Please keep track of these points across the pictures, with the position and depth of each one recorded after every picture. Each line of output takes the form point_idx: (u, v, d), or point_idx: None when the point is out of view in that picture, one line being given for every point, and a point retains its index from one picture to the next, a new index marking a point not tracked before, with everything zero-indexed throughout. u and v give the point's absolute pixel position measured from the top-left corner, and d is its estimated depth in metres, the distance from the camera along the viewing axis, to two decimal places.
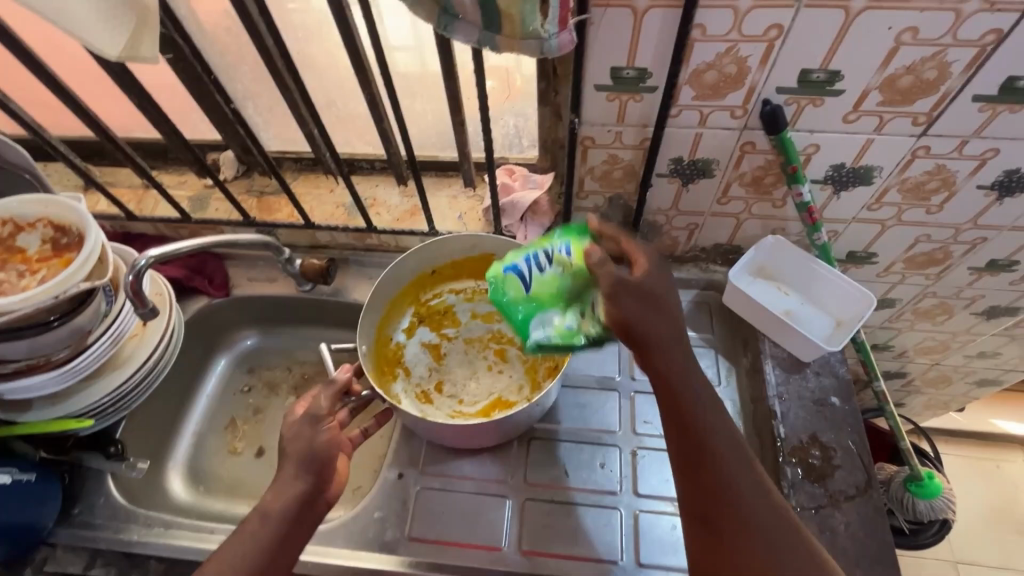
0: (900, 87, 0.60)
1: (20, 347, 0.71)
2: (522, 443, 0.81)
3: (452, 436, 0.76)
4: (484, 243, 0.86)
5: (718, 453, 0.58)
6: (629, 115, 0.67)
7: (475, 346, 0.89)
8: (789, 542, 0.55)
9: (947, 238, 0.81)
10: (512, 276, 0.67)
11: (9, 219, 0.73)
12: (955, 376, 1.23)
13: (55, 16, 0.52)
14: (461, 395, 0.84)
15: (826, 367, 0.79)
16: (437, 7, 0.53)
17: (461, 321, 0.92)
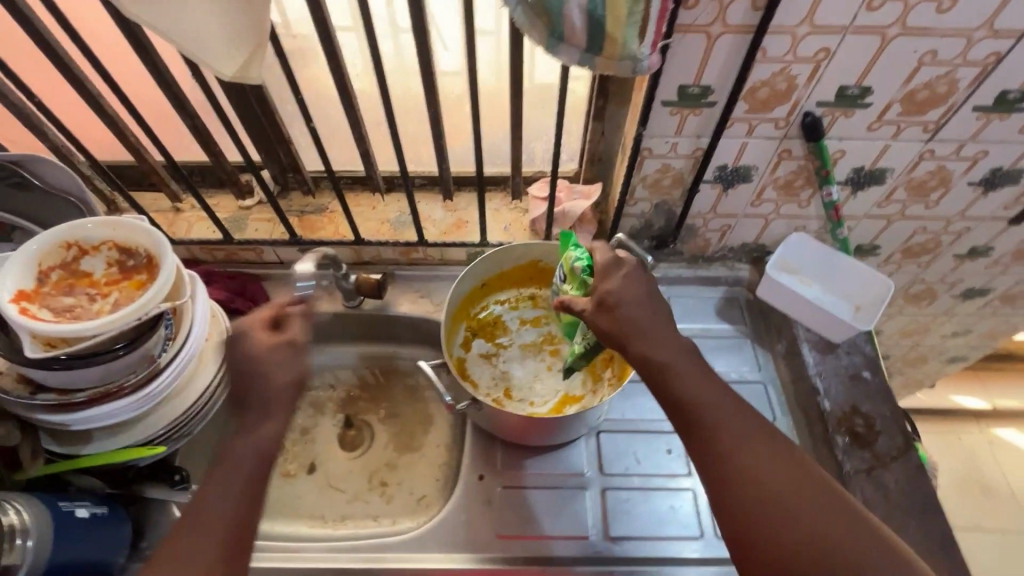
0: (917, 100, 0.71)
1: (92, 374, 0.68)
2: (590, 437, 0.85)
3: (533, 434, 0.79)
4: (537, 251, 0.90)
5: (724, 433, 0.59)
6: (687, 127, 0.75)
7: (532, 351, 0.93)
8: (813, 507, 0.55)
9: (939, 230, 0.94)
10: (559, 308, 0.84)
11: (73, 242, 0.71)
12: (931, 355, 1.38)
13: (189, 35, 0.54)
14: (531, 398, 0.88)
15: (854, 347, 0.89)
16: (546, 30, 0.58)
17: (511, 328, 0.95)
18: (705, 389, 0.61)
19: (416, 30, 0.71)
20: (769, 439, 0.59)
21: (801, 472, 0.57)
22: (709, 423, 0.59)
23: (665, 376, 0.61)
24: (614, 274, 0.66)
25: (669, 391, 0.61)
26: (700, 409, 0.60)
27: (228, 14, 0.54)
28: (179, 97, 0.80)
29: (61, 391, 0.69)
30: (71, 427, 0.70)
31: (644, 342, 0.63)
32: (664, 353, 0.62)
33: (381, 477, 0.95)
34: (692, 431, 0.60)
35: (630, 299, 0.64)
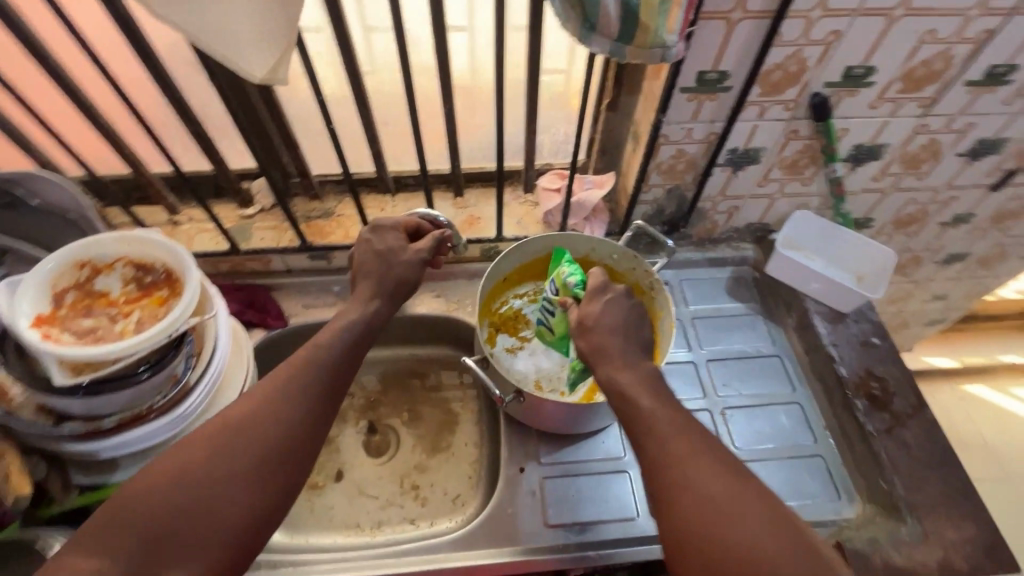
0: (916, 77, 0.75)
1: (121, 398, 0.65)
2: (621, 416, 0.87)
3: (573, 422, 0.80)
4: (556, 242, 0.90)
5: (676, 452, 0.55)
6: (703, 112, 0.78)
7: None
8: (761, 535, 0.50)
9: (928, 200, 0.99)
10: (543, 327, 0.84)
11: (86, 262, 0.68)
12: (912, 320, 1.47)
13: (219, 36, 0.52)
14: (562, 387, 0.86)
15: (861, 315, 0.93)
16: (580, 20, 0.59)
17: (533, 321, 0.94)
18: (662, 412, 0.58)
19: (436, 25, 0.70)
20: (729, 467, 0.55)
21: (760, 504, 0.52)
22: (663, 445, 0.56)
23: (625, 395, 0.60)
24: (597, 300, 0.67)
25: (628, 411, 0.59)
26: (654, 434, 0.57)
27: (260, 13, 0.52)
28: (182, 104, 0.77)
29: (88, 418, 0.65)
30: (101, 455, 0.67)
31: (614, 365, 0.62)
32: (628, 376, 0.61)
33: (413, 480, 0.93)
34: (646, 452, 0.57)
35: (603, 325, 0.65)
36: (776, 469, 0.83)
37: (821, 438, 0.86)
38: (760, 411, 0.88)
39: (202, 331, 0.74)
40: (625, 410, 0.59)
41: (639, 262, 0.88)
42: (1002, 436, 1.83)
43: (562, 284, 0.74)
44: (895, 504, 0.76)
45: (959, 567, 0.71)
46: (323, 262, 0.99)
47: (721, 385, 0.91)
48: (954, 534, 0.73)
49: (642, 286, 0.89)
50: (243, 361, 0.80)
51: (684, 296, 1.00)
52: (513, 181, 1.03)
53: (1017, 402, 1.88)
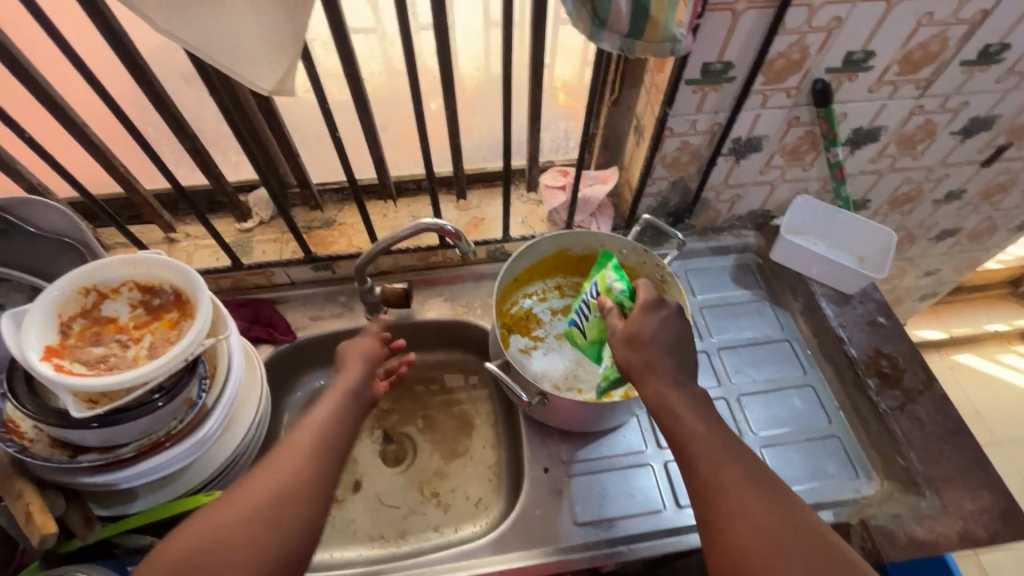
0: (913, 59, 0.76)
1: (138, 427, 0.63)
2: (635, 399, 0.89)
3: (595, 420, 0.80)
4: (564, 240, 0.90)
5: (728, 472, 0.57)
6: (707, 104, 0.78)
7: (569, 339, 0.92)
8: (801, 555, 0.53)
9: (923, 178, 1.01)
10: (575, 329, 0.82)
11: (90, 287, 0.65)
12: (905, 295, 1.50)
13: (225, 48, 0.50)
14: (579, 384, 0.86)
15: (866, 296, 0.95)
16: (589, 17, 0.59)
17: (544, 320, 0.94)
18: (710, 436, 0.60)
19: (439, 28, 0.69)
20: (776, 495, 0.57)
21: (804, 531, 0.55)
22: (712, 465, 0.58)
23: (675, 415, 0.61)
24: (653, 313, 0.67)
25: (677, 429, 0.61)
26: (707, 454, 0.59)
27: (266, 25, 0.50)
28: (178, 119, 0.75)
29: (105, 449, 0.64)
30: (120, 485, 0.65)
31: (662, 380, 0.63)
32: (679, 398, 0.62)
33: (434, 488, 0.92)
34: (695, 469, 0.59)
35: (654, 341, 0.65)
36: (794, 452, 0.84)
37: (835, 419, 0.87)
38: (775, 395, 0.90)
39: (214, 351, 0.72)
40: (674, 429, 0.61)
41: (649, 256, 0.88)
42: (990, 403, 1.89)
43: (604, 287, 0.73)
44: (913, 479, 0.78)
45: (980, 536, 0.73)
46: (328, 273, 0.97)
47: (735, 372, 0.92)
48: (972, 505, 0.75)
49: (652, 279, 0.90)
50: (256, 380, 0.78)
51: (691, 286, 1.00)
52: (515, 180, 1.02)
53: (1004, 368, 1.94)
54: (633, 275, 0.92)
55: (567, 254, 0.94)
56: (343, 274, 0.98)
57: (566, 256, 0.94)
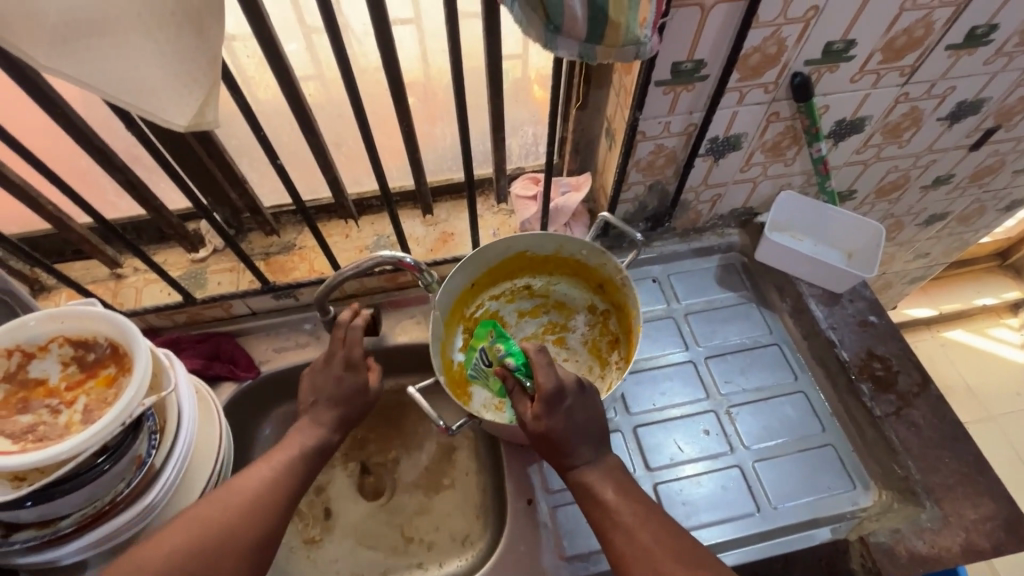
0: (896, 46, 0.71)
1: (77, 497, 0.58)
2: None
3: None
4: (519, 242, 0.82)
5: (638, 535, 0.58)
6: (680, 105, 0.72)
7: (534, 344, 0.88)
8: None
9: (910, 166, 0.97)
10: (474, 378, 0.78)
11: (14, 348, 0.60)
12: (896, 279, 1.47)
13: (117, 85, 0.43)
14: None
15: (856, 294, 0.91)
16: (542, 22, 0.52)
17: (511, 322, 0.90)
18: (620, 504, 0.60)
19: (382, 37, 0.62)
20: (690, 555, 0.57)
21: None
22: (625, 534, 0.58)
23: (585, 483, 0.62)
24: (559, 406, 0.61)
25: (592, 505, 0.61)
26: (618, 526, 0.59)
27: (166, 52, 0.43)
28: (103, 151, 0.68)
29: (42, 524, 0.59)
30: (64, 560, 0.60)
31: (576, 467, 0.63)
32: (593, 473, 0.63)
33: (415, 527, 0.88)
34: (610, 541, 0.59)
35: (569, 433, 0.62)
36: (788, 465, 0.81)
37: (830, 426, 0.84)
38: (765, 405, 0.86)
39: (163, 403, 0.67)
40: (588, 504, 0.62)
41: (608, 258, 0.82)
42: (984, 380, 1.87)
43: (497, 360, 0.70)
44: (912, 489, 0.75)
45: (983, 547, 0.71)
46: (290, 300, 0.91)
47: (723, 381, 0.88)
48: (973, 514, 0.73)
49: (616, 281, 0.84)
50: (214, 428, 0.73)
51: (675, 292, 0.96)
52: (484, 190, 0.96)
53: (995, 343, 1.91)
54: (597, 275, 0.86)
55: (528, 254, 0.86)
56: (308, 301, 0.92)
57: (527, 257, 0.87)
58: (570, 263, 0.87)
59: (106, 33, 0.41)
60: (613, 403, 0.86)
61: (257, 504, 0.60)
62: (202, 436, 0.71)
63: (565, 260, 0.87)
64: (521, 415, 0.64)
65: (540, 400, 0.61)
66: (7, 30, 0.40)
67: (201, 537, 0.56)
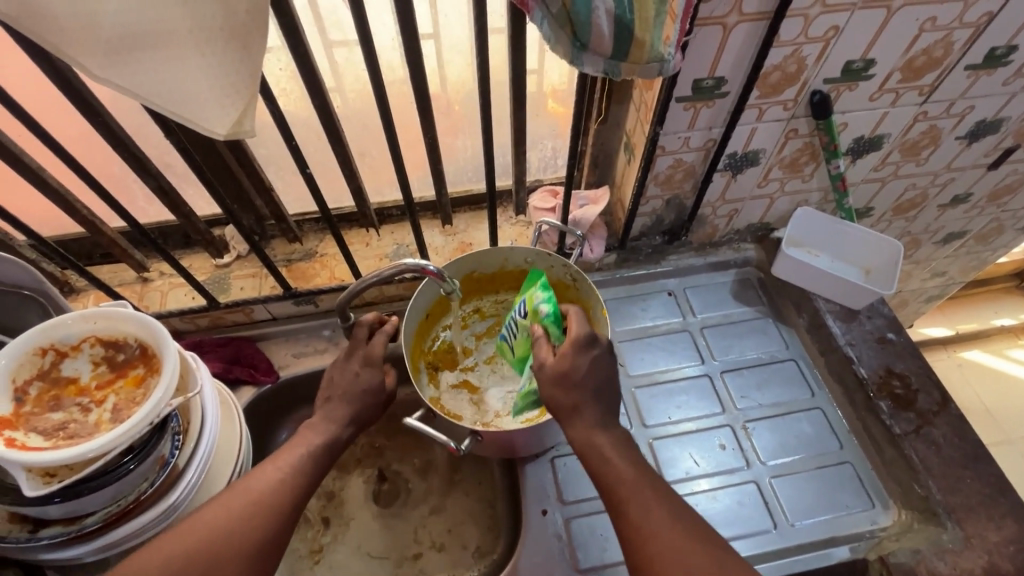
0: (915, 65, 0.72)
1: (104, 494, 0.59)
2: (627, 398, 0.87)
3: (543, 437, 0.78)
4: (466, 262, 0.83)
5: (653, 510, 0.57)
6: (700, 120, 0.73)
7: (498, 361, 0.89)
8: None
9: (928, 184, 0.97)
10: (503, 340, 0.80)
11: (48, 346, 0.61)
12: (912, 298, 1.46)
13: (165, 96, 0.45)
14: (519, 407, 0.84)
15: (874, 310, 0.91)
16: (570, 40, 0.53)
17: (471, 347, 0.90)
18: (639, 480, 0.59)
19: (411, 52, 0.65)
20: (702, 529, 0.57)
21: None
22: (640, 509, 0.57)
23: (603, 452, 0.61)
24: (587, 351, 0.64)
25: (604, 473, 0.60)
26: (635, 497, 0.58)
27: (212, 64, 0.45)
28: (139, 159, 0.70)
29: (69, 520, 0.60)
30: (88, 558, 0.61)
31: (589, 424, 0.62)
32: (605, 437, 0.62)
33: (426, 535, 0.88)
34: (626, 517, 0.58)
35: (586, 382, 0.62)
36: (805, 480, 0.80)
37: (848, 443, 0.83)
38: (782, 420, 0.85)
39: (187, 405, 0.68)
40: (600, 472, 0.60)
41: (553, 259, 0.82)
42: (1003, 401, 1.84)
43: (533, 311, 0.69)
44: (932, 508, 0.74)
45: (1005, 570, 0.70)
46: (310, 306, 0.93)
47: (739, 396, 0.88)
48: (995, 536, 0.72)
49: (564, 280, 0.83)
50: (234, 431, 0.74)
51: (691, 305, 0.96)
52: (503, 202, 0.98)
53: (1014, 365, 1.88)
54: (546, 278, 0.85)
55: (475, 274, 0.87)
56: (327, 307, 0.94)
57: (475, 278, 0.87)
58: (517, 274, 0.87)
59: (158, 46, 0.43)
60: (627, 416, 0.86)
61: (265, 512, 0.60)
62: (223, 439, 0.72)
63: (512, 273, 0.88)
64: (539, 357, 0.65)
65: (569, 342, 0.64)
66: (64, 43, 0.42)
67: (212, 543, 0.56)
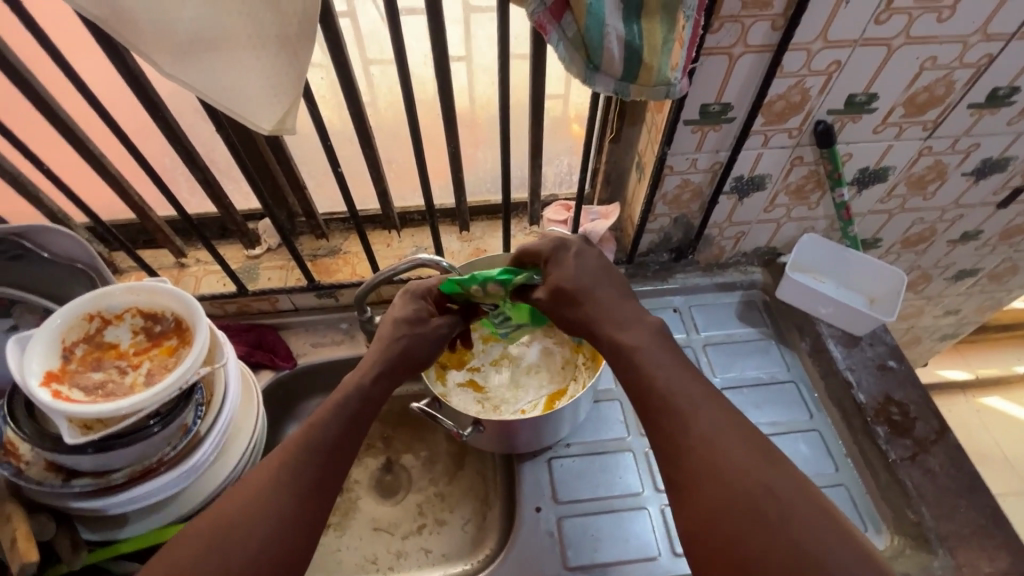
0: (918, 102, 0.75)
1: (132, 453, 0.64)
2: (625, 407, 0.90)
3: (542, 436, 0.82)
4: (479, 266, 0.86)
5: (692, 417, 0.59)
6: (707, 143, 0.78)
7: (504, 364, 0.93)
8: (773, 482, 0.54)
9: (936, 219, 0.99)
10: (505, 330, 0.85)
11: (95, 313, 0.67)
12: (925, 335, 1.45)
13: (218, 91, 0.51)
14: (520, 407, 0.89)
15: (876, 338, 0.92)
16: (583, 61, 0.58)
17: (478, 348, 0.94)
18: (675, 386, 0.61)
19: (440, 68, 0.71)
20: (744, 435, 0.57)
21: (779, 486, 0.54)
22: (679, 415, 0.59)
23: (633, 356, 0.64)
24: (564, 258, 0.71)
25: (639, 377, 0.62)
26: (670, 403, 0.60)
27: (264, 67, 0.51)
28: (190, 152, 0.78)
29: (97, 474, 0.64)
30: (110, 511, 0.66)
31: (613, 329, 0.67)
32: (631, 340, 0.65)
33: (430, 510, 0.92)
34: (663, 422, 0.60)
35: (592, 284, 0.69)
36: None
37: (843, 466, 0.84)
38: (779, 439, 0.87)
39: (212, 378, 0.73)
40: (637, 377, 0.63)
41: None
42: None
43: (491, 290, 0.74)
44: (924, 535, 0.74)
45: None
46: (331, 300, 0.98)
47: (737, 412, 0.90)
48: (987, 567, 0.72)
49: None
50: (253, 408, 0.79)
51: (696, 323, 0.99)
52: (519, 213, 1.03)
53: None
54: None
55: None
56: (347, 302, 0.99)
57: None
58: None
59: (218, 49, 0.49)
60: (626, 424, 0.89)
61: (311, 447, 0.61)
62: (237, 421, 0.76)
63: None
64: None
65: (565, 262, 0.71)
66: (142, 42, 0.48)
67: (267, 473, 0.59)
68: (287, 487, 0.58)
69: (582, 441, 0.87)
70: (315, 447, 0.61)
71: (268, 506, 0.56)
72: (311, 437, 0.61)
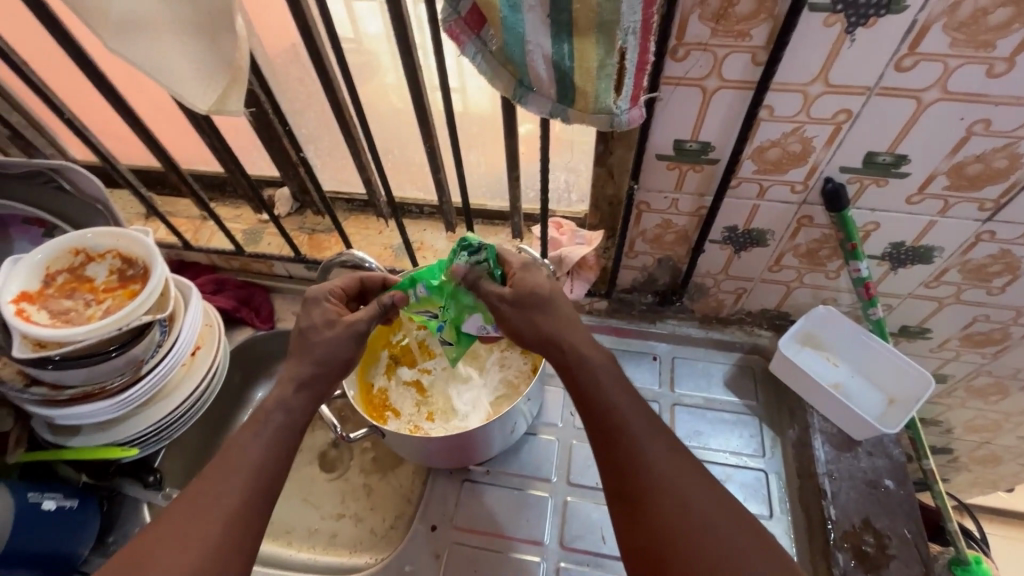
0: (969, 173, 0.59)
1: (80, 374, 0.72)
2: (561, 448, 0.85)
3: (457, 458, 0.79)
4: None
5: (649, 448, 0.56)
6: (687, 183, 0.68)
7: (455, 372, 0.89)
8: (726, 523, 0.53)
9: (1008, 321, 0.78)
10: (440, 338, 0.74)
11: (80, 249, 0.77)
12: (1008, 456, 1.17)
13: (148, 64, 0.53)
14: (452, 419, 0.85)
15: (879, 448, 0.77)
16: (513, 79, 0.54)
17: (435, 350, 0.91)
18: (633, 409, 0.58)
19: (406, 66, 0.69)
20: (690, 467, 0.56)
21: (732, 525, 0.53)
22: (636, 441, 0.57)
23: (594, 377, 0.60)
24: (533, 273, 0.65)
25: (596, 399, 0.59)
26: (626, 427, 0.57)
27: (192, 51, 0.54)
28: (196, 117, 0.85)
29: (51, 386, 0.73)
30: (58, 421, 0.74)
31: (578, 340, 0.62)
32: (594, 356, 0.61)
33: (354, 502, 0.90)
34: (620, 448, 0.57)
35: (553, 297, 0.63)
36: None
37: None
38: None
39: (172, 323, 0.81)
40: (592, 398, 0.59)
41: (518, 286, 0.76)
42: None
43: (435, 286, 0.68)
44: None
45: None
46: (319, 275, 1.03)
47: None
48: None
49: None
50: (209, 356, 0.85)
51: (673, 376, 0.89)
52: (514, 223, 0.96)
53: None
54: None
55: None
56: None
57: None
58: None
59: (152, 30, 0.52)
60: (557, 466, 0.83)
61: (230, 467, 0.58)
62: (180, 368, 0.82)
63: None
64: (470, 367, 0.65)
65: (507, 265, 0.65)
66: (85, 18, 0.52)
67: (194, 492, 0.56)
68: (213, 508, 0.55)
69: (505, 471, 0.83)
70: (242, 466, 0.58)
71: (192, 529, 0.54)
72: (233, 460, 0.58)
